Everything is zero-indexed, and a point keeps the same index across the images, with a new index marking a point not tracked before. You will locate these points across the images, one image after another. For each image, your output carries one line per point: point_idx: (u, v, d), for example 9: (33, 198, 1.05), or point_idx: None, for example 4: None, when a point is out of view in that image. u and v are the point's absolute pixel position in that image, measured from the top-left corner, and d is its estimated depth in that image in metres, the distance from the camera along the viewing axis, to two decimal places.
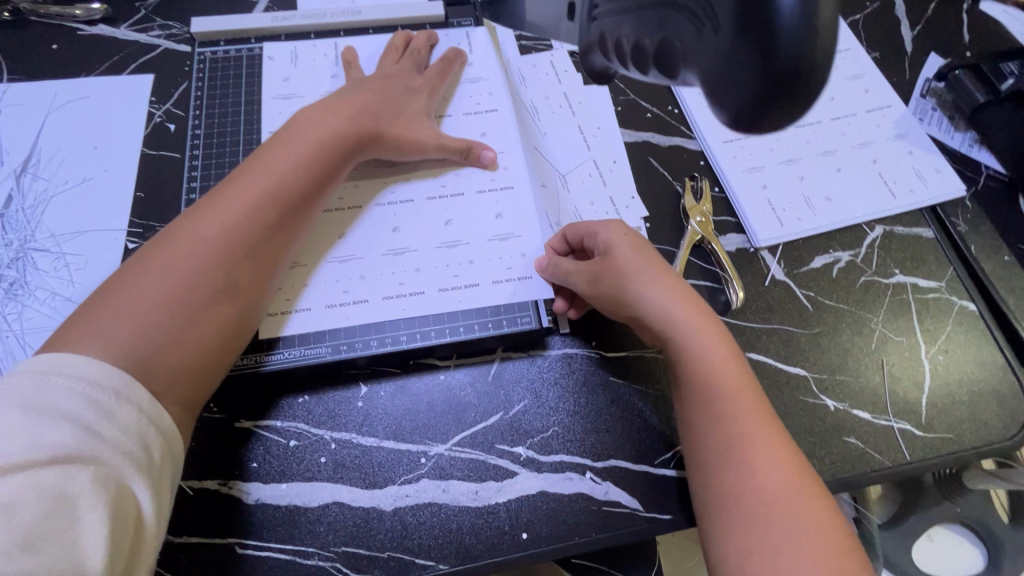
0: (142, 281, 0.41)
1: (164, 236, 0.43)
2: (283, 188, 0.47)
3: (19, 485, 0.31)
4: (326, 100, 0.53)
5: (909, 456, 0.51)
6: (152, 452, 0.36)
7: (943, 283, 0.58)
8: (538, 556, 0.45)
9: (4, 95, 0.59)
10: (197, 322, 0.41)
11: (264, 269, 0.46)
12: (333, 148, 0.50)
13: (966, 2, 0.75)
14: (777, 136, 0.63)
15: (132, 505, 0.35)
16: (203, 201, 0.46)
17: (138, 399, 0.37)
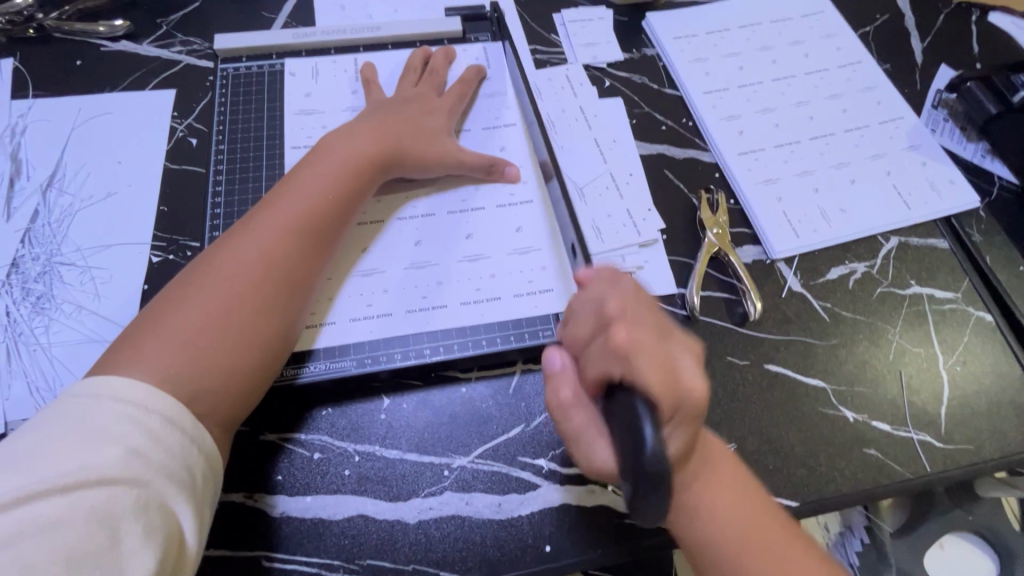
0: (185, 307, 0.43)
1: (202, 265, 0.46)
2: (313, 214, 0.49)
3: (67, 506, 0.33)
4: (350, 126, 0.56)
5: (929, 468, 0.51)
6: (194, 473, 0.38)
7: (959, 294, 0.59)
8: (561, 568, 0.46)
9: (29, 110, 0.60)
10: (236, 345, 0.43)
11: (298, 291, 0.47)
12: (359, 173, 0.52)
13: (975, 14, 0.76)
14: (791, 148, 0.64)
15: (174, 525, 0.36)
16: (237, 229, 0.48)
17: (182, 421, 0.39)
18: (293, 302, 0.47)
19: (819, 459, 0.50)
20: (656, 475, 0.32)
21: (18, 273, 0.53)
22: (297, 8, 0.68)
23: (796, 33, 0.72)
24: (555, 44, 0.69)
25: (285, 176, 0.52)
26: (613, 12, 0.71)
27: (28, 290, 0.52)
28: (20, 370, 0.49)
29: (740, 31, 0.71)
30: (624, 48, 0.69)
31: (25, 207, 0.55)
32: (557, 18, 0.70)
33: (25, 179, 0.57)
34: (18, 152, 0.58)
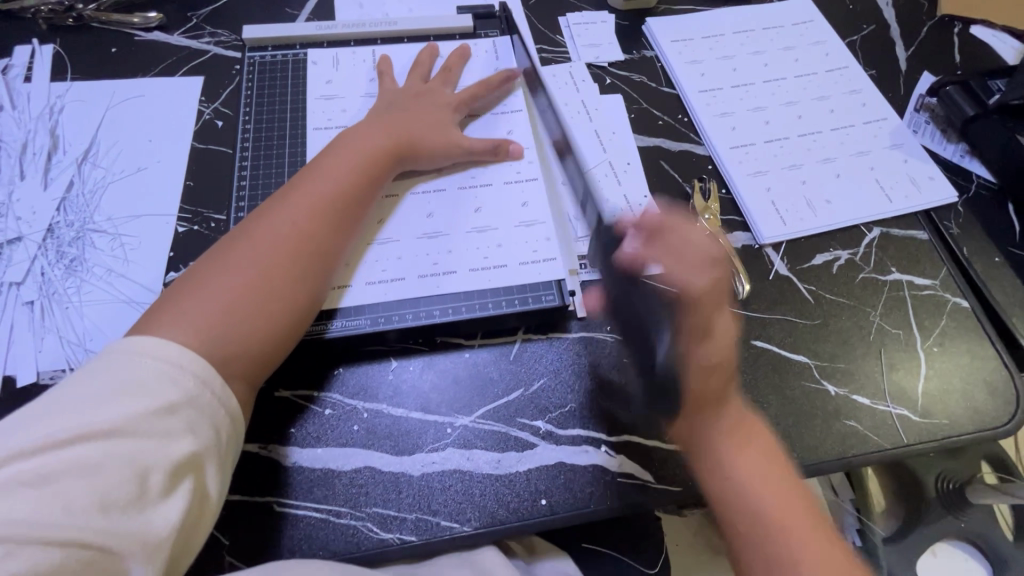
0: (220, 277, 0.46)
1: (236, 238, 0.49)
2: (342, 198, 0.53)
3: (103, 453, 0.36)
4: (371, 118, 0.60)
5: (906, 440, 0.54)
6: (220, 432, 0.41)
7: (937, 281, 0.62)
8: (556, 522, 0.48)
9: (67, 91, 0.64)
10: (269, 313, 0.47)
11: (326, 267, 0.51)
12: (382, 162, 0.56)
13: (956, 26, 0.80)
14: (781, 143, 0.68)
15: (200, 479, 0.39)
16: (269, 207, 0.51)
17: (212, 382, 0.41)
18: (321, 276, 0.50)
19: (801, 428, 0.53)
20: None
21: (53, 238, 0.56)
22: (320, 5, 0.73)
23: (787, 39, 0.76)
24: (560, 43, 0.73)
25: (311, 161, 0.55)
26: (615, 16, 0.76)
27: (62, 253, 0.55)
28: (52, 326, 0.52)
29: (734, 35, 0.76)
30: (624, 49, 0.74)
31: (61, 178, 0.59)
32: (562, 20, 0.75)
33: (62, 153, 0.61)
34: (56, 129, 0.62)
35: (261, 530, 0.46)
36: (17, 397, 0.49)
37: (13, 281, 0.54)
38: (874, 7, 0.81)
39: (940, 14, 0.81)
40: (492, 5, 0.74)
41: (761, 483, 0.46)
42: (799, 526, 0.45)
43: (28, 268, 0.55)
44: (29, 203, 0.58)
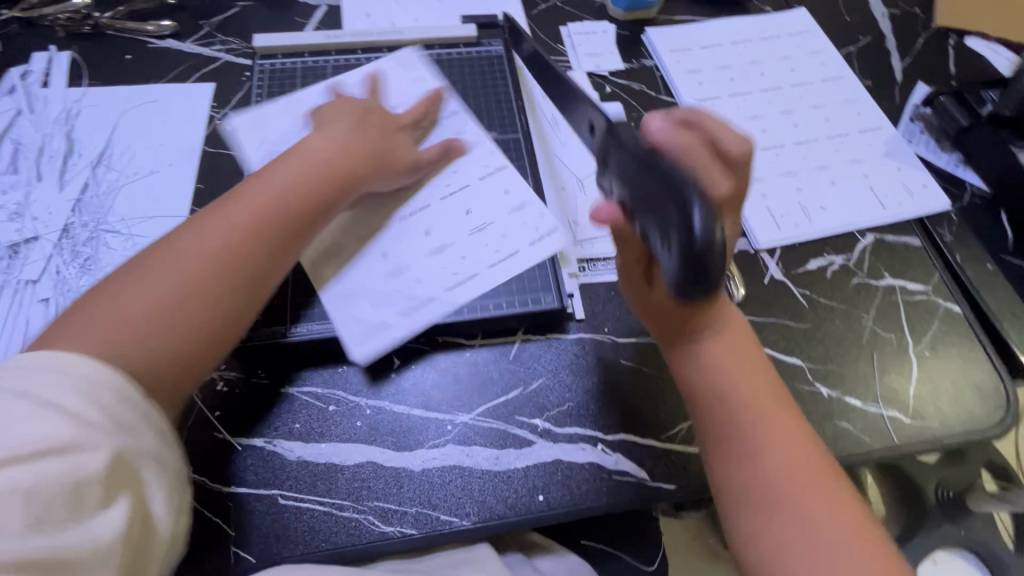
0: (140, 289, 0.43)
1: (162, 248, 0.46)
2: (285, 212, 0.50)
3: (32, 475, 0.33)
4: (329, 127, 0.57)
5: (898, 441, 0.55)
6: (154, 448, 0.38)
7: (930, 286, 0.63)
8: (552, 518, 0.49)
9: (83, 96, 0.66)
10: (186, 333, 0.43)
11: (260, 286, 0.48)
12: (331, 176, 0.53)
13: (951, 38, 0.82)
14: (777, 150, 0.69)
15: (142, 498, 0.37)
16: (204, 217, 0.48)
17: (133, 397, 0.38)
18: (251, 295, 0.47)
19: None
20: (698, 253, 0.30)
21: (68, 238, 0.58)
22: (329, 15, 0.75)
23: (784, 49, 0.78)
24: (562, 53, 0.75)
25: (261, 170, 0.53)
26: (615, 27, 0.78)
27: (77, 252, 0.57)
28: None
29: (732, 46, 0.77)
30: (624, 59, 0.75)
31: (76, 180, 0.61)
32: (564, 30, 0.77)
33: (77, 156, 0.63)
34: (72, 132, 0.64)
35: (265, 523, 0.47)
36: None
37: (29, 279, 0.56)
38: (870, 19, 0.83)
39: (935, 26, 0.83)
40: (496, 15, 0.76)
41: (732, 373, 0.46)
42: (770, 410, 0.44)
43: (44, 267, 0.56)
44: (46, 204, 0.60)
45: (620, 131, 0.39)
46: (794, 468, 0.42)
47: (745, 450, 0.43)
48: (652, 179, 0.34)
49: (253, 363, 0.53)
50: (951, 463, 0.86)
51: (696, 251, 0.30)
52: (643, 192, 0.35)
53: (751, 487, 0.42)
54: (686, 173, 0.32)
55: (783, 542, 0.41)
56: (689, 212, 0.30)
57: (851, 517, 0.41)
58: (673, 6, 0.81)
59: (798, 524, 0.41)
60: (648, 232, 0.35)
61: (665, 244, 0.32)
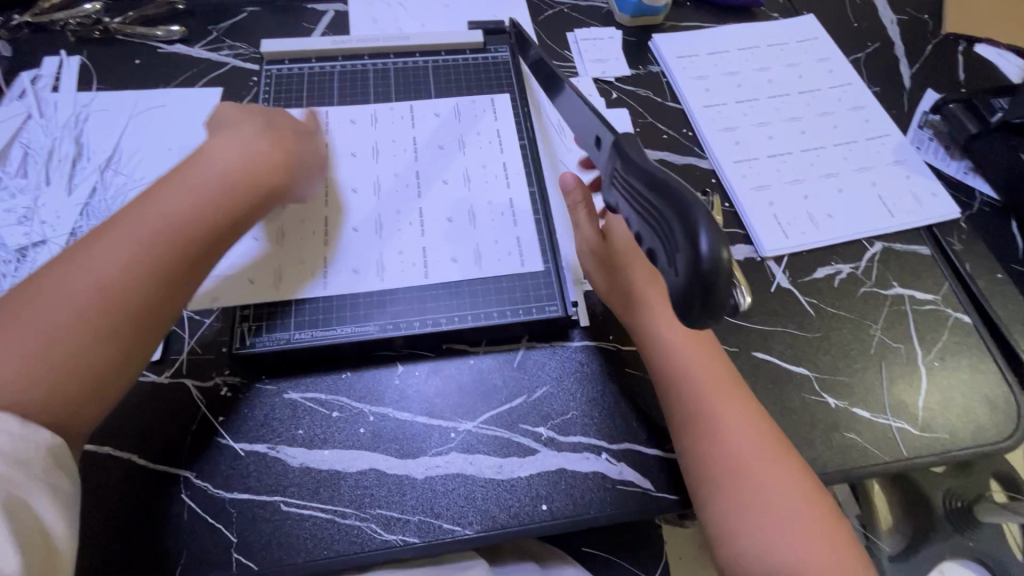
0: (14, 329, 0.39)
1: (31, 286, 0.41)
2: (173, 236, 0.45)
3: None
4: (232, 134, 0.53)
5: (906, 453, 0.54)
6: (37, 463, 0.37)
7: (939, 296, 0.62)
8: (556, 528, 0.49)
9: (92, 101, 0.67)
10: (70, 379, 0.39)
11: (150, 321, 0.43)
12: (226, 194, 0.48)
13: (961, 45, 0.82)
14: (783, 157, 0.69)
15: (30, 515, 0.36)
16: (80, 247, 0.43)
17: (7, 426, 0.36)
18: (138, 333, 0.43)
19: (801, 439, 0.54)
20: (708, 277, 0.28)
21: (76, 241, 0.58)
22: (336, 21, 0.75)
23: (791, 56, 0.77)
24: (568, 59, 0.75)
25: (155, 185, 0.48)
26: (622, 33, 0.78)
27: None
28: None
29: (739, 52, 0.77)
30: (631, 65, 0.75)
31: (84, 185, 0.62)
32: (570, 36, 0.77)
33: (85, 161, 0.63)
34: (81, 137, 0.64)
35: (268, 530, 0.47)
36: None
37: None
38: (879, 25, 0.83)
39: (944, 32, 0.82)
40: (503, 21, 0.76)
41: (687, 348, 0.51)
42: (728, 391, 0.50)
43: None
44: (54, 208, 0.60)
45: (626, 146, 0.37)
46: (748, 442, 0.48)
47: (704, 426, 0.49)
48: (659, 204, 0.32)
49: (257, 369, 0.53)
50: (959, 474, 0.86)
51: (705, 276, 0.28)
52: (653, 213, 0.33)
53: (713, 460, 0.47)
54: (696, 197, 0.30)
55: (740, 504, 0.46)
56: (699, 236, 0.29)
57: (800, 484, 0.47)
58: (681, 12, 0.81)
59: (754, 490, 0.46)
60: (654, 255, 0.33)
61: (671, 269, 0.31)
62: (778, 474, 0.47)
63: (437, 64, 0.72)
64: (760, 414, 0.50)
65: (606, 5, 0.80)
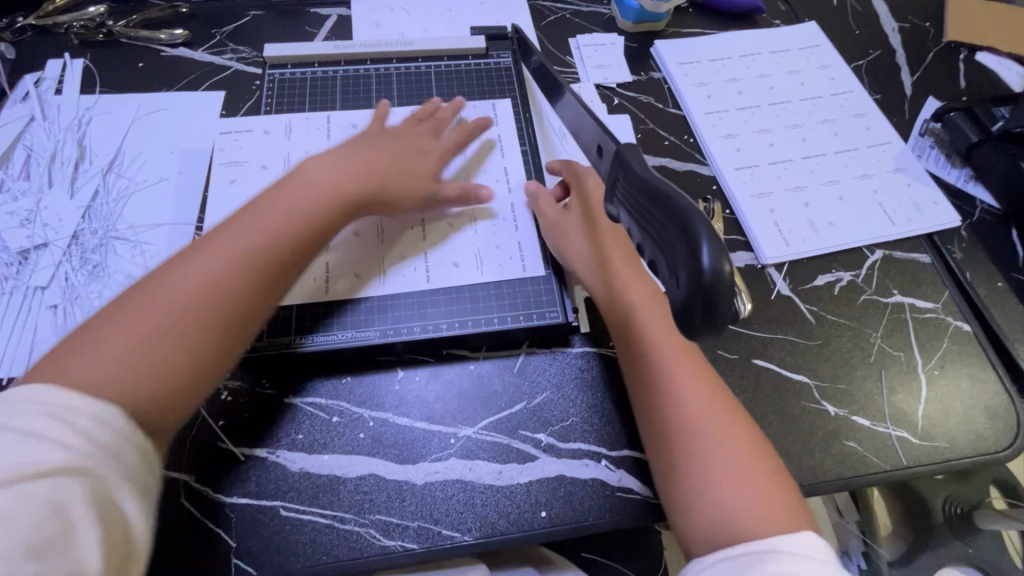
0: (123, 322, 0.42)
1: (147, 283, 0.45)
2: (267, 243, 0.48)
3: (12, 500, 0.33)
4: (335, 154, 0.56)
5: (906, 462, 0.54)
6: (133, 463, 0.38)
7: (939, 304, 0.62)
8: (555, 534, 0.49)
9: (95, 104, 0.67)
10: (168, 373, 0.41)
11: (245, 319, 0.46)
12: (321, 208, 0.51)
13: (962, 53, 0.82)
14: (785, 165, 0.69)
15: (117, 515, 0.36)
16: (194, 249, 0.47)
17: (110, 417, 0.37)
18: (234, 330, 0.45)
19: (801, 446, 0.54)
20: (710, 295, 0.28)
21: (78, 244, 0.58)
22: (339, 25, 0.76)
23: (793, 63, 0.78)
24: (570, 64, 0.75)
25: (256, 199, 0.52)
26: (624, 39, 0.78)
27: (85, 259, 0.58)
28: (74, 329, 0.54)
29: (741, 59, 0.77)
30: (632, 71, 0.75)
31: (87, 188, 0.62)
32: (572, 42, 0.77)
33: (88, 164, 0.63)
34: (84, 140, 0.65)
35: (267, 535, 0.47)
36: None
37: (38, 286, 0.56)
38: (880, 33, 0.83)
39: (945, 40, 0.83)
40: (505, 27, 0.76)
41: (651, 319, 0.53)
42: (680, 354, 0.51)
43: (53, 273, 0.57)
44: (56, 211, 0.60)
45: (627, 155, 0.38)
46: (695, 400, 0.49)
47: (650, 383, 0.51)
48: (662, 217, 0.32)
49: (257, 374, 0.53)
50: (958, 480, 0.86)
51: (706, 288, 0.28)
52: (654, 226, 0.33)
53: (665, 424, 0.49)
54: (700, 210, 0.30)
55: (684, 473, 0.47)
56: (700, 249, 0.29)
57: (746, 450, 0.47)
58: (683, 19, 0.81)
59: (695, 443, 0.47)
60: (655, 265, 0.33)
61: (672, 280, 0.31)
62: (721, 430, 0.48)
63: (439, 70, 0.72)
64: (714, 381, 0.51)
65: (608, 11, 0.81)
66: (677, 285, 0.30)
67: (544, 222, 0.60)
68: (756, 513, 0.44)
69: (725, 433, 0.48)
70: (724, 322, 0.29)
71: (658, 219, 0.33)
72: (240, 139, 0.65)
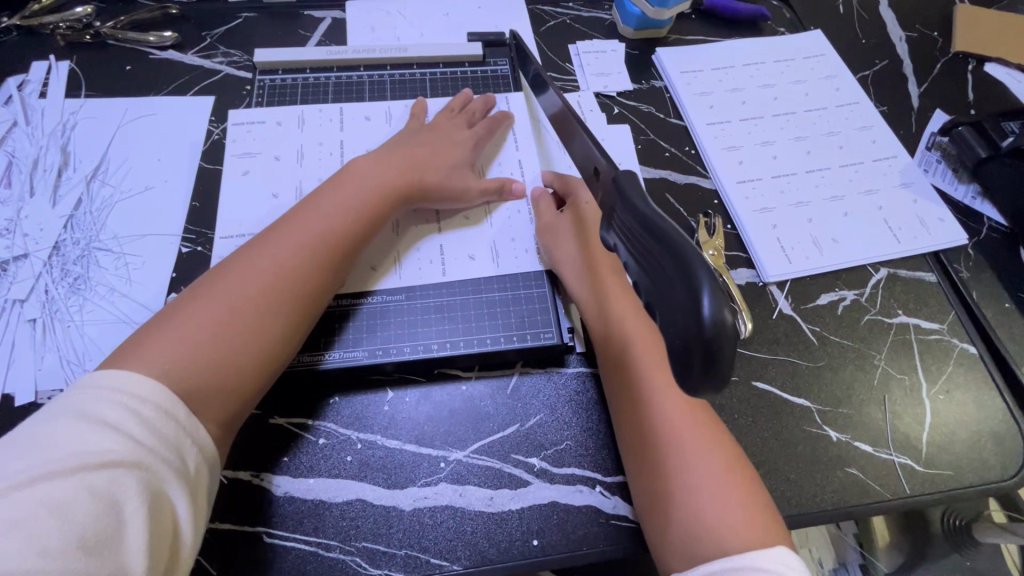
0: (195, 307, 0.45)
1: (216, 273, 0.48)
2: (324, 235, 0.51)
3: (72, 488, 0.34)
4: (377, 153, 0.59)
5: (909, 490, 0.53)
6: (187, 461, 0.38)
7: (945, 326, 0.61)
8: (547, 563, 0.47)
9: (80, 108, 0.65)
10: (237, 354, 0.44)
11: (305, 306, 0.48)
12: (376, 201, 0.55)
13: (970, 63, 0.80)
14: (788, 178, 0.67)
15: (168, 514, 0.37)
16: (257, 242, 0.50)
17: (175, 412, 0.39)
18: (297, 316, 0.48)
19: (801, 474, 0.52)
20: (712, 344, 0.27)
21: (59, 255, 0.57)
22: (333, 28, 0.74)
23: (798, 73, 0.76)
24: (569, 72, 0.73)
25: (310, 194, 0.55)
26: (625, 46, 0.76)
27: (67, 271, 0.56)
28: (53, 344, 0.52)
29: (744, 68, 0.75)
30: (633, 79, 0.74)
31: (70, 196, 0.60)
32: (572, 49, 0.75)
33: (72, 170, 0.61)
34: (67, 146, 0.63)
35: (249, 563, 0.46)
36: (13, 417, 0.49)
37: (17, 298, 0.54)
38: (887, 43, 0.81)
39: (954, 50, 0.81)
40: (503, 32, 0.74)
41: (632, 329, 0.52)
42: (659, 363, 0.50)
43: (32, 285, 0.55)
44: (37, 220, 0.58)
45: (625, 184, 0.36)
46: (673, 412, 0.48)
47: (630, 392, 0.49)
48: (661, 254, 0.31)
49: None
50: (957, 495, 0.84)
51: (706, 339, 0.27)
52: (650, 262, 0.31)
53: (644, 438, 0.47)
54: (699, 253, 0.29)
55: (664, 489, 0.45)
56: (699, 296, 0.27)
57: (726, 466, 0.45)
58: (685, 25, 0.79)
59: (672, 456, 0.46)
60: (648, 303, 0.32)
61: (665, 325, 0.29)
62: (699, 442, 0.46)
63: (435, 76, 0.71)
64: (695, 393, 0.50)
65: (609, 16, 0.79)
66: (671, 330, 0.29)
67: (537, 224, 0.60)
68: (731, 530, 0.42)
69: (701, 446, 0.46)
70: (726, 372, 0.28)
71: (656, 255, 0.31)
72: (253, 130, 0.64)
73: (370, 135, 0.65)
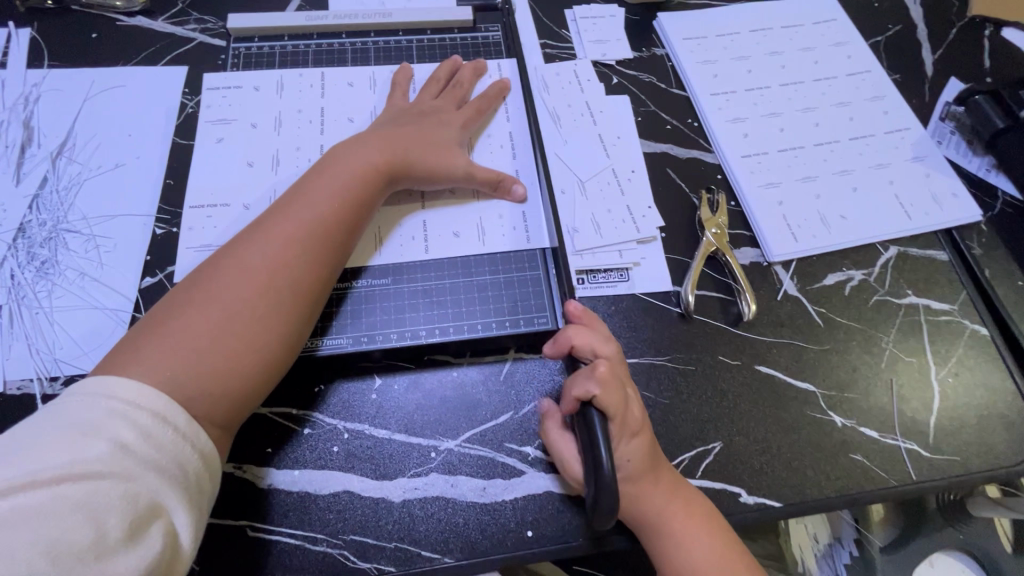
0: (190, 312, 0.42)
1: (208, 270, 0.45)
2: (318, 225, 0.48)
3: (52, 501, 0.31)
4: (360, 132, 0.56)
5: (915, 476, 0.51)
6: (186, 469, 0.36)
7: (956, 306, 0.59)
8: (542, 555, 0.46)
9: (43, 79, 0.61)
10: (235, 357, 0.42)
11: (307, 302, 0.46)
12: (365, 184, 0.51)
13: (987, 29, 0.76)
14: (795, 152, 0.64)
15: (165, 525, 0.35)
16: (247, 236, 0.47)
17: (174, 419, 0.37)
18: (300, 312, 0.45)
19: (806, 463, 0.50)
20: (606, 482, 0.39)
21: (24, 238, 0.54)
22: None
23: (808, 41, 0.72)
24: (566, 39, 0.69)
25: (298, 180, 0.52)
26: (625, 11, 0.72)
27: (33, 255, 0.53)
28: (21, 332, 0.50)
29: (749, 34, 0.71)
30: (633, 46, 0.69)
31: (33, 174, 0.56)
32: (568, 14, 0.70)
33: (35, 147, 0.58)
34: (30, 120, 0.59)
35: (234, 557, 0.44)
36: None
37: None
38: (901, 6, 0.77)
39: (970, 15, 0.76)
40: None
41: (686, 529, 0.45)
42: (675, 488, 0.46)
43: None
44: None
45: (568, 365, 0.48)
46: None
47: None
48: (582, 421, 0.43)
49: None
50: None
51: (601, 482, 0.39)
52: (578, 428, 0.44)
53: None
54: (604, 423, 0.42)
55: None
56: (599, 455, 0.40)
57: None
58: None
59: None
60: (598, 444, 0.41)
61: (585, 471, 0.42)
62: None
63: (421, 43, 0.67)
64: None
65: None
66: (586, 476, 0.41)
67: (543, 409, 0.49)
68: None
69: None
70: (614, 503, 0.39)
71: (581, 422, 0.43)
72: (229, 96, 0.61)
73: (353, 103, 0.62)
